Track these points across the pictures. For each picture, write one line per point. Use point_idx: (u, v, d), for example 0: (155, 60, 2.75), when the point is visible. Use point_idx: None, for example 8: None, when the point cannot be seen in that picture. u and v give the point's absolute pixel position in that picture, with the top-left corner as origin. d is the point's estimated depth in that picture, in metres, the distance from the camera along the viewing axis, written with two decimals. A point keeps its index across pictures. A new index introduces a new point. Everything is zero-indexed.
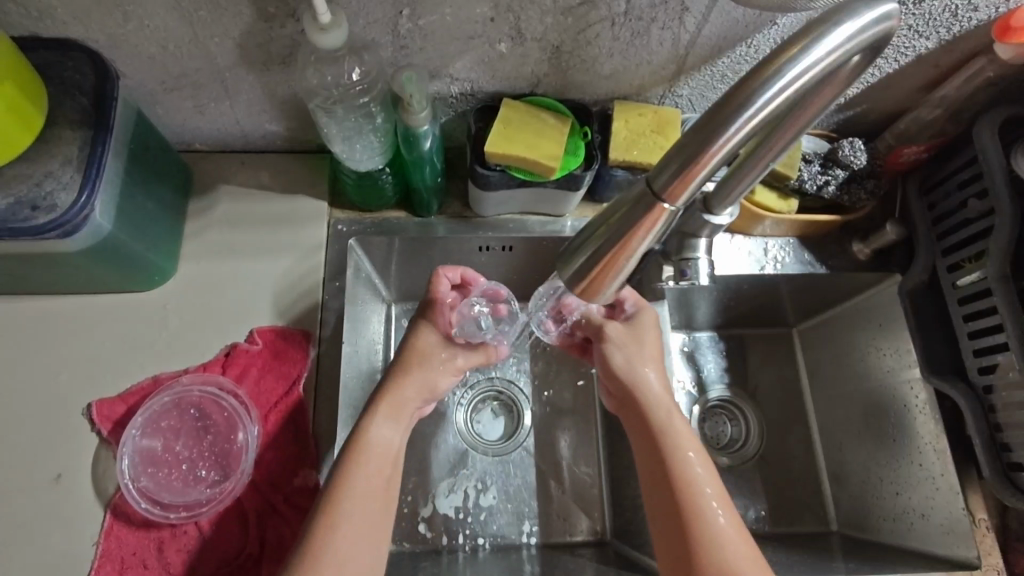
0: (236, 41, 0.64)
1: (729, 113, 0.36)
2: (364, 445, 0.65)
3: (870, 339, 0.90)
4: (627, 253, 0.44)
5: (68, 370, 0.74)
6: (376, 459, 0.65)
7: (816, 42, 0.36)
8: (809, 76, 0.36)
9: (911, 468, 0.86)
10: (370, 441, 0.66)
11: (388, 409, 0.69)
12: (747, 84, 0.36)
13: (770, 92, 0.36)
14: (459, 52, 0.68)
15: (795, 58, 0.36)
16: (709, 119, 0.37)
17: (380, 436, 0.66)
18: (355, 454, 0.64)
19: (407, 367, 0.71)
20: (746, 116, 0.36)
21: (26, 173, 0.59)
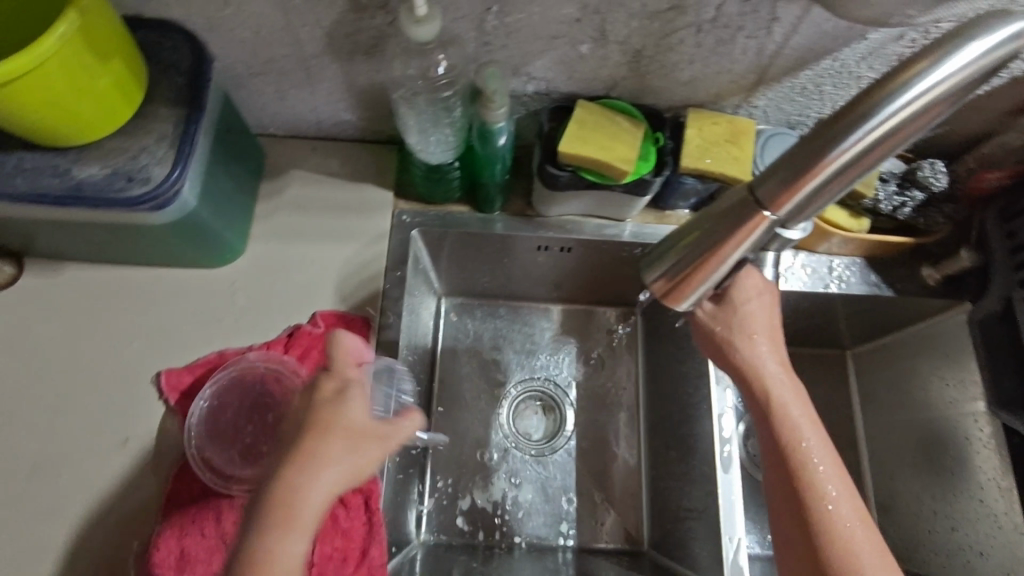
0: (326, 30, 0.66)
1: (844, 125, 0.36)
2: (266, 570, 0.46)
3: (933, 367, 0.89)
4: (717, 260, 0.45)
5: (141, 338, 0.77)
6: None
7: (949, 56, 0.34)
8: (938, 92, 0.35)
9: (970, 503, 0.83)
10: (270, 566, 0.46)
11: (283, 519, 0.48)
12: (867, 98, 0.36)
13: (896, 106, 0.35)
14: (540, 51, 0.69)
15: (924, 71, 0.34)
16: (822, 131, 0.37)
17: (309, 506, 0.49)
18: (256, 545, 0.47)
19: (309, 450, 0.51)
20: (864, 130, 0.36)
21: (123, 147, 0.61)
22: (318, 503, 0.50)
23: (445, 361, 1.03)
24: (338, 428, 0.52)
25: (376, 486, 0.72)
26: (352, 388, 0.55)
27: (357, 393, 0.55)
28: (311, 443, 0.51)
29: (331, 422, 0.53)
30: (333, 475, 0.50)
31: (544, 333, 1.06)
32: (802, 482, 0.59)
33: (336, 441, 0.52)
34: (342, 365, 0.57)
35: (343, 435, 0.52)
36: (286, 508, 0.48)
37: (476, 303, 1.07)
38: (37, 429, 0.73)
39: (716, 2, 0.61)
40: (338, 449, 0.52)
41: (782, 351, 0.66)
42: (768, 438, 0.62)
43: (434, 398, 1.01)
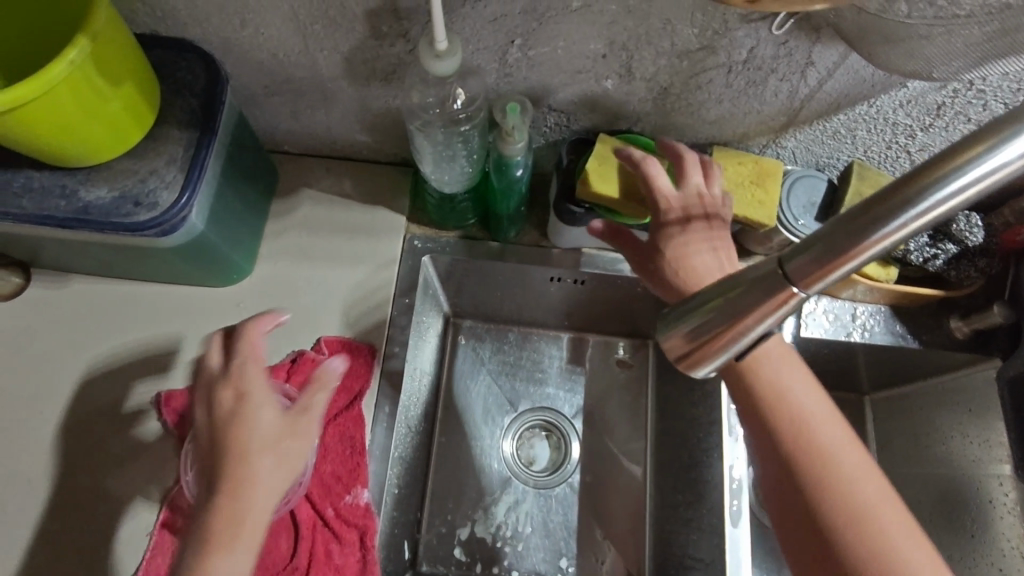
0: (344, 55, 0.64)
1: (886, 209, 0.33)
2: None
3: (956, 423, 0.86)
4: (737, 331, 0.41)
5: (141, 356, 0.76)
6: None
7: (1008, 141, 0.31)
8: (994, 179, 0.32)
9: (990, 570, 0.80)
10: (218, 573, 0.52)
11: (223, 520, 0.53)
12: (912, 182, 0.33)
13: (947, 191, 0.32)
14: (563, 84, 0.67)
15: (980, 157, 0.31)
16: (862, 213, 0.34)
17: (271, 479, 0.56)
18: (248, 514, 0.54)
19: (270, 442, 0.57)
20: (909, 215, 0.33)
21: (132, 169, 0.60)
22: (270, 487, 0.56)
23: (450, 385, 1.01)
24: (299, 423, 0.59)
25: (372, 522, 0.70)
26: (251, 394, 0.59)
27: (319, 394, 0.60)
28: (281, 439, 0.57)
29: (306, 424, 0.59)
30: (271, 465, 0.56)
31: (552, 361, 1.03)
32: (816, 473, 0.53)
33: (296, 434, 0.58)
34: (242, 370, 0.60)
35: (305, 425, 0.59)
36: (241, 499, 0.54)
37: (483, 327, 1.04)
38: (33, 445, 0.72)
39: (749, 44, 0.59)
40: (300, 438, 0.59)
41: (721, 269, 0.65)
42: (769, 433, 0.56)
43: (437, 423, 0.99)
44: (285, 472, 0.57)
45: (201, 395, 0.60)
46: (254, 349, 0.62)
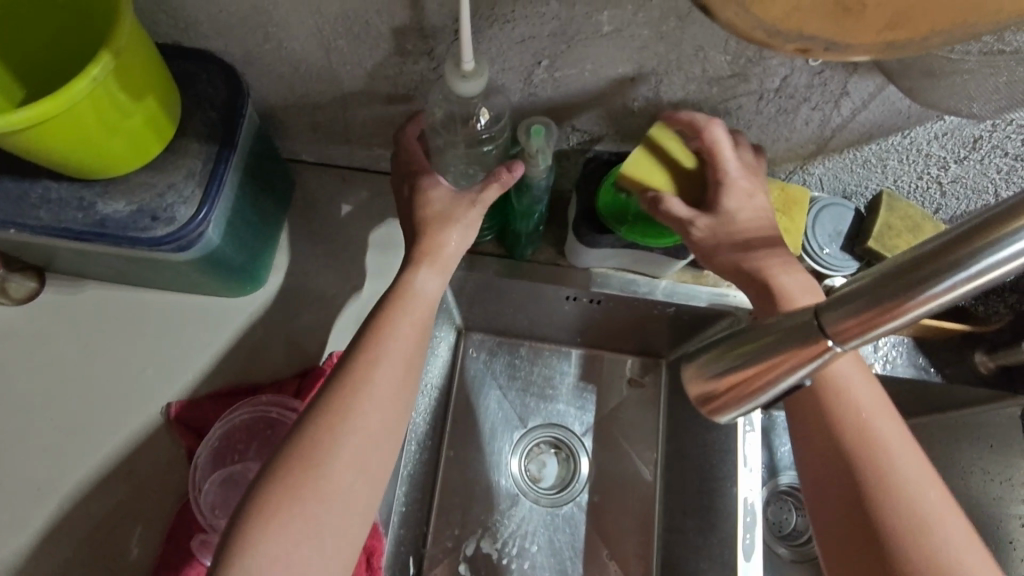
0: (367, 71, 0.63)
1: (930, 272, 0.32)
2: (411, 297, 0.60)
3: (975, 459, 0.84)
4: (763, 378, 0.40)
5: (153, 365, 0.75)
6: (413, 317, 0.59)
7: None
8: None
9: None
10: (415, 295, 0.60)
11: (428, 255, 0.62)
12: (960, 244, 0.31)
13: (1001, 254, 0.30)
14: (589, 105, 0.66)
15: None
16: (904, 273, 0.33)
17: (427, 288, 0.61)
18: (406, 318, 0.59)
19: (433, 246, 0.62)
20: (957, 278, 0.31)
21: (150, 182, 0.59)
22: (427, 297, 0.61)
23: (461, 398, 1.00)
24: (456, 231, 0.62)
25: (381, 542, 0.70)
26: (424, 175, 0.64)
27: (485, 190, 0.62)
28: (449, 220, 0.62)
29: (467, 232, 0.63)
30: (428, 272, 0.61)
31: (563, 378, 1.02)
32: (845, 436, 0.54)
33: (451, 242, 0.62)
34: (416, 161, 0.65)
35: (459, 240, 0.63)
36: (435, 254, 0.62)
37: (496, 342, 1.04)
38: (43, 452, 0.72)
39: (783, 73, 0.57)
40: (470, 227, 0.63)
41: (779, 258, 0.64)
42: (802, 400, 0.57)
43: (445, 437, 0.99)
44: (439, 288, 0.62)
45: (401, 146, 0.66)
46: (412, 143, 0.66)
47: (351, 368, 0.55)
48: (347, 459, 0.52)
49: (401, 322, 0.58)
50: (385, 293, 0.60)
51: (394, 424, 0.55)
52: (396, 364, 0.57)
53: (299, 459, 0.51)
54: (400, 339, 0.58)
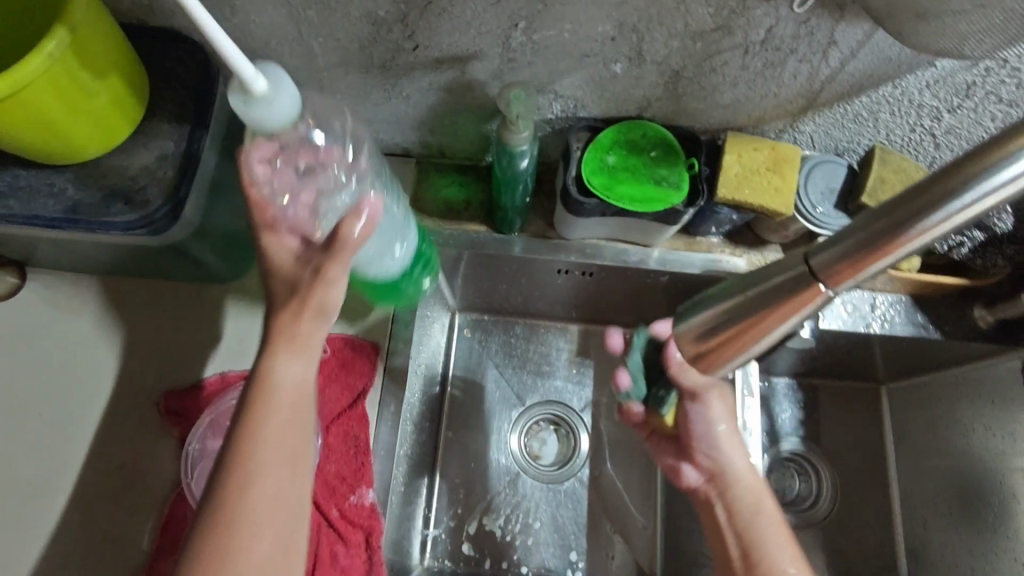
0: (340, 42, 0.61)
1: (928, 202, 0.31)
2: (272, 384, 0.53)
3: (977, 414, 0.85)
4: (756, 331, 0.39)
5: (141, 356, 0.74)
6: (287, 401, 0.53)
7: None
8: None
9: (1010, 563, 0.79)
10: (276, 381, 0.53)
11: (290, 337, 0.53)
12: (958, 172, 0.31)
13: (999, 179, 0.30)
14: (571, 69, 0.64)
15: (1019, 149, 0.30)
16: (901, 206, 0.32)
17: (289, 375, 0.53)
18: (271, 422, 0.52)
19: (289, 333, 0.52)
20: (954, 207, 0.31)
21: (122, 165, 0.58)
22: (295, 388, 0.53)
23: (459, 378, 0.99)
24: (314, 306, 0.53)
25: (378, 523, 0.68)
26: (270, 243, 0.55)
27: (331, 260, 0.52)
28: (305, 300, 0.53)
29: (324, 303, 0.53)
30: (287, 359, 0.53)
31: (560, 354, 1.01)
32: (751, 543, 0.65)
33: (308, 319, 0.53)
34: (263, 213, 0.55)
35: (314, 317, 0.53)
36: (293, 338, 0.52)
37: (491, 321, 1.03)
38: (34, 447, 0.71)
39: (767, 24, 0.56)
40: (324, 292, 0.53)
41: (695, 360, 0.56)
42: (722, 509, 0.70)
43: (443, 418, 0.97)
44: (307, 373, 0.54)
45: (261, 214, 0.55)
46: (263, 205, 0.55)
47: (226, 487, 0.50)
48: (257, 560, 0.49)
49: (273, 416, 0.52)
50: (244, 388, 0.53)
51: (296, 516, 0.52)
52: (289, 431, 0.52)
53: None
54: (272, 444, 0.51)
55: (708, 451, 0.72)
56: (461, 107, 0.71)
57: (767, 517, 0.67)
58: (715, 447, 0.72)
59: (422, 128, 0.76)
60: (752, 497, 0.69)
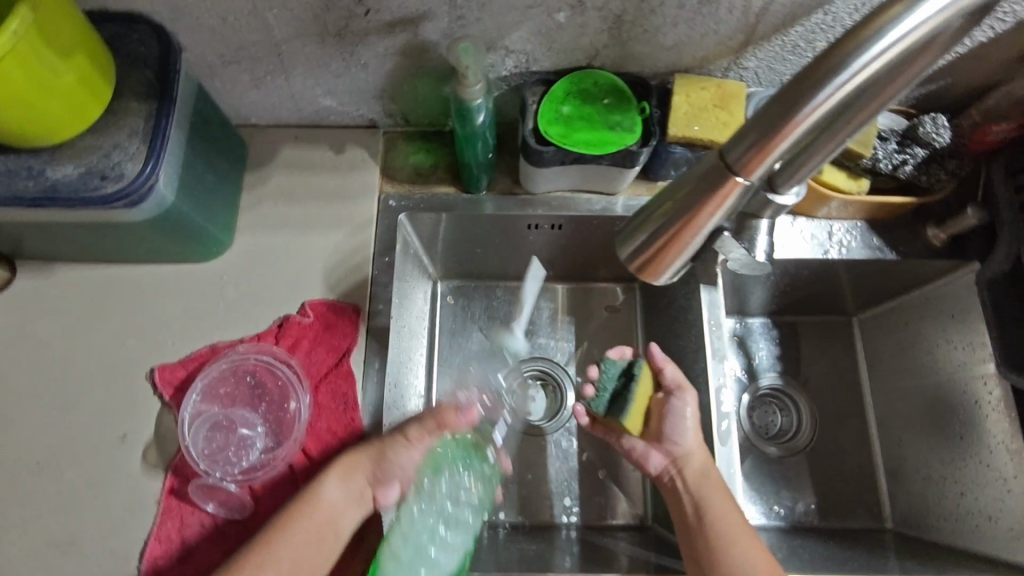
0: (294, 13, 0.64)
1: (819, 77, 0.35)
2: (314, 501, 0.67)
3: (939, 331, 0.88)
4: (692, 230, 0.44)
5: (132, 335, 0.77)
6: (316, 519, 0.66)
7: (913, 7, 0.33)
8: (912, 39, 0.34)
9: (979, 467, 0.83)
10: (317, 498, 0.67)
11: (343, 468, 0.69)
12: (844, 44, 0.34)
13: (874, 52, 0.34)
14: (517, 22, 0.67)
15: (895, 20, 0.33)
16: (797, 85, 0.36)
17: (329, 498, 0.67)
18: (304, 522, 0.66)
19: (352, 460, 0.69)
20: (843, 79, 0.34)
21: (96, 144, 0.61)
22: (326, 511, 0.67)
23: (442, 343, 1.01)
24: (383, 448, 0.69)
25: None
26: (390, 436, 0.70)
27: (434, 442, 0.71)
28: (381, 445, 0.69)
29: (390, 461, 0.69)
30: (331, 483, 0.68)
31: (541, 312, 1.04)
32: (705, 536, 0.70)
33: (367, 463, 0.69)
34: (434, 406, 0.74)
35: (378, 459, 0.69)
36: (348, 467, 0.69)
37: (473, 286, 1.05)
38: (34, 429, 0.73)
39: None
40: (400, 443, 0.70)
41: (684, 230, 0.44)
42: (677, 511, 0.73)
43: (433, 383, 0.99)
44: (343, 500, 0.68)
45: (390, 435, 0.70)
46: (375, 455, 0.69)
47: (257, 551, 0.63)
48: None
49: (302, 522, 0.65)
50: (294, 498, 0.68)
51: None
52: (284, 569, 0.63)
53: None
54: (293, 542, 0.64)
55: (672, 438, 0.76)
56: (419, 72, 0.74)
57: (710, 491, 0.72)
58: (679, 431, 0.76)
59: (385, 97, 0.79)
60: (705, 496, 0.72)
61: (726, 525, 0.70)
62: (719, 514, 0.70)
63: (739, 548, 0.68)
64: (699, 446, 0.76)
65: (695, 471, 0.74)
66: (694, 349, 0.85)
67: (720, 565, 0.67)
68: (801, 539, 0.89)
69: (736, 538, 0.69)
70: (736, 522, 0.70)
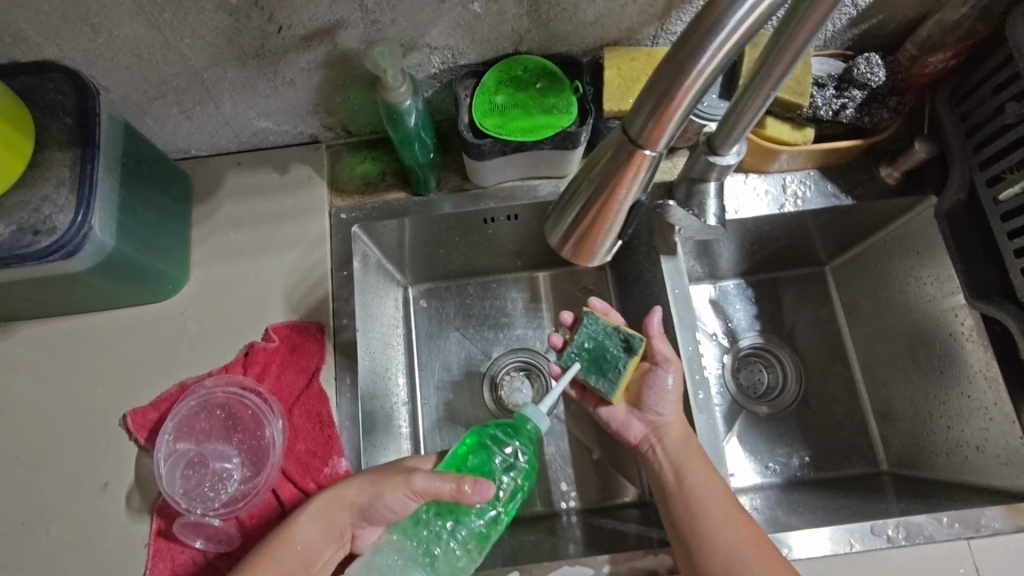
0: (207, 39, 0.63)
1: (705, 32, 0.34)
2: (288, 540, 0.65)
3: (909, 268, 0.88)
4: (614, 206, 0.43)
5: (102, 383, 0.77)
6: (289, 558, 0.64)
7: None
8: None
9: (961, 399, 0.83)
10: (293, 537, 0.65)
11: (324, 504, 0.67)
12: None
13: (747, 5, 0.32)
14: (434, 18, 0.66)
15: None
16: (681, 50, 0.35)
17: (307, 534, 0.66)
18: (280, 558, 0.63)
19: (336, 497, 0.67)
20: (722, 37, 0.33)
21: (24, 201, 0.61)
22: (302, 549, 0.65)
23: (420, 346, 1.00)
24: (377, 488, 0.66)
25: None
26: (382, 480, 0.66)
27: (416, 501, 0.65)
28: (378, 484, 0.66)
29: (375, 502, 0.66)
30: (310, 519, 0.66)
31: (515, 303, 1.03)
32: (686, 511, 0.68)
33: (353, 502, 0.66)
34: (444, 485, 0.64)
35: (367, 501, 0.66)
36: (332, 503, 0.66)
37: (444, 287, 1.04)
38: (16, 490, 0.73)
39: None
40: (396, 490, 0.65)
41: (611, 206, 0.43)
42: (658, 486, 0.73)
43: (416, 388, 0.98)
44: (319, 537, 0.66)
45: (388, 473, 0.66)
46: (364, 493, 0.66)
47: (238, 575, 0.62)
48: None
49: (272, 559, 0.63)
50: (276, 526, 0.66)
51: None
52: None
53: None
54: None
55: (654, 409, 0.76)
56: (346, 82, 0.74)
57: (689, 458, 0.72)
58: (658, 403, 0.76)
59: (320, 112, 0.78)
60: (682, 471, 0.71)
61: (706, 499, 0.68)
62: (697, 478, 0.70)
63: (720, 521, 0.67)
64: (679, 415, 0.76)
65: (672, 444, 0.73)
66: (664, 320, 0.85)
67: (701, 535, 0.66)
68: (798, 494, 0.89)
69: (716, 503, 0.68)
70: (714, 484, 0.70)
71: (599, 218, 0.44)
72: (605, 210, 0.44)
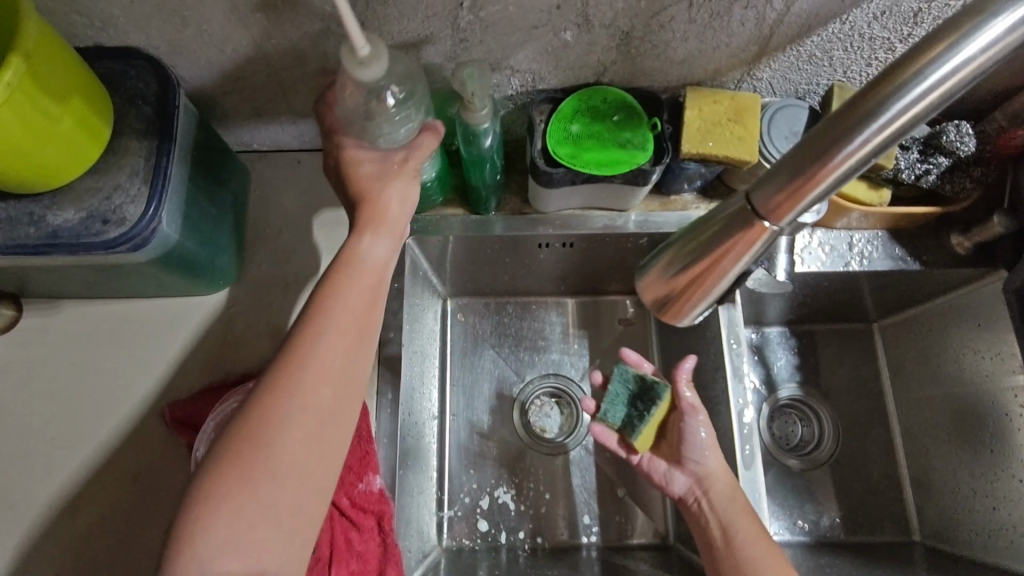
0: (293, 41, 0.62)
1: (838, 131, 0.35)
2: (354, 261, 0.60)
3: (966, 338, 0.85)
4: (715, 273, 0.46)
5: (142, 371, 0.76)
6: (362, 281, 0.59)
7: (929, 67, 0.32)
8: (929, 100, 0.33)
9: (1011, 482, 0.81)
10: (360, 256, 0.60)
11: (374, 222, 0.62)
12: (862, 100, 0.34)
13: (887, 115, 0.33)
14: (522, 42, 0.65)
15: (909, 80, 0.32)
16: (814, 143, 0.36)
17: (374, 252, 0.61)
18: (354, 283, 0.59)
19: (381, 213, 0.62)
20: (856, 139, 0.34)
21: (96, 186, 0.60)
22: (374, 268, 0.61)
23: (454, 359, 0.98)
24: (404, 190, 0.63)
25: (387, 507, 0.71)
26: (411, 161, 0.64)
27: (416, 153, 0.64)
28: (391, 176, 0.63)
29: (407, 192, 0.64)
30: (376, 240, 0.61)
31: (554, 328, 1.00)
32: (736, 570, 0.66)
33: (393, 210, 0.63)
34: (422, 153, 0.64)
35: (404, 204, 0.64)
36: (379, 213, 0.62)
37: (481, 302, 1.01)
38: (47, 472, 0.72)
39: None
40: (406, 180, 0.64)
41: (714, 272, 0.46)
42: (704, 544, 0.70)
43: (446, 403, 0.96)
44: (388, 254, 0.62)
45: (388, 169, 0.64)
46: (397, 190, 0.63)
47: (301, 337, 0.55)
48: (299, 422, 0.52)
49: (345, 293, 0.58)
50: (332, 260, 0.60)
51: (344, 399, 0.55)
52: (341, 337, 0.56)
53: (251, 447, 0.51)
54: (346, 310, 0.57)
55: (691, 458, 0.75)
56: None
57: (737, 516, 0.69)
58: (700, 450, 0.75)
59: None
60: (731, 530, 0.68)
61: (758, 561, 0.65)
62: (749, 541, 0.67)
63: None
64: (722, 465, 0.74)
65: (720, 498, 0.71)
66: (712, 367, 0.83)
67: None
68: (827, 556, 0.87)
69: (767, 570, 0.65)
70: (765, 550, 0.66)
71: (697, 280, 0.47)
72: (703, 275, 0.47)
